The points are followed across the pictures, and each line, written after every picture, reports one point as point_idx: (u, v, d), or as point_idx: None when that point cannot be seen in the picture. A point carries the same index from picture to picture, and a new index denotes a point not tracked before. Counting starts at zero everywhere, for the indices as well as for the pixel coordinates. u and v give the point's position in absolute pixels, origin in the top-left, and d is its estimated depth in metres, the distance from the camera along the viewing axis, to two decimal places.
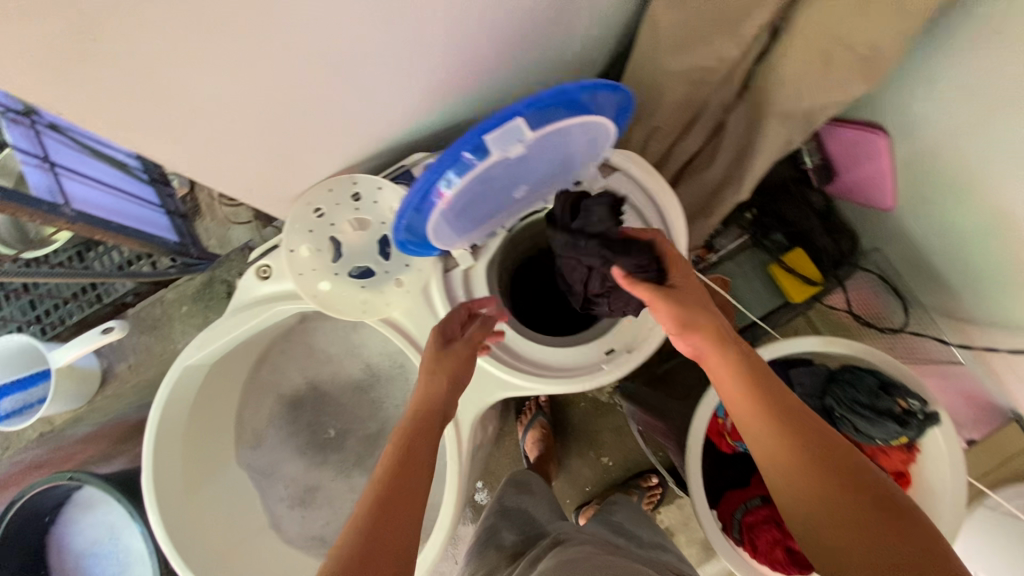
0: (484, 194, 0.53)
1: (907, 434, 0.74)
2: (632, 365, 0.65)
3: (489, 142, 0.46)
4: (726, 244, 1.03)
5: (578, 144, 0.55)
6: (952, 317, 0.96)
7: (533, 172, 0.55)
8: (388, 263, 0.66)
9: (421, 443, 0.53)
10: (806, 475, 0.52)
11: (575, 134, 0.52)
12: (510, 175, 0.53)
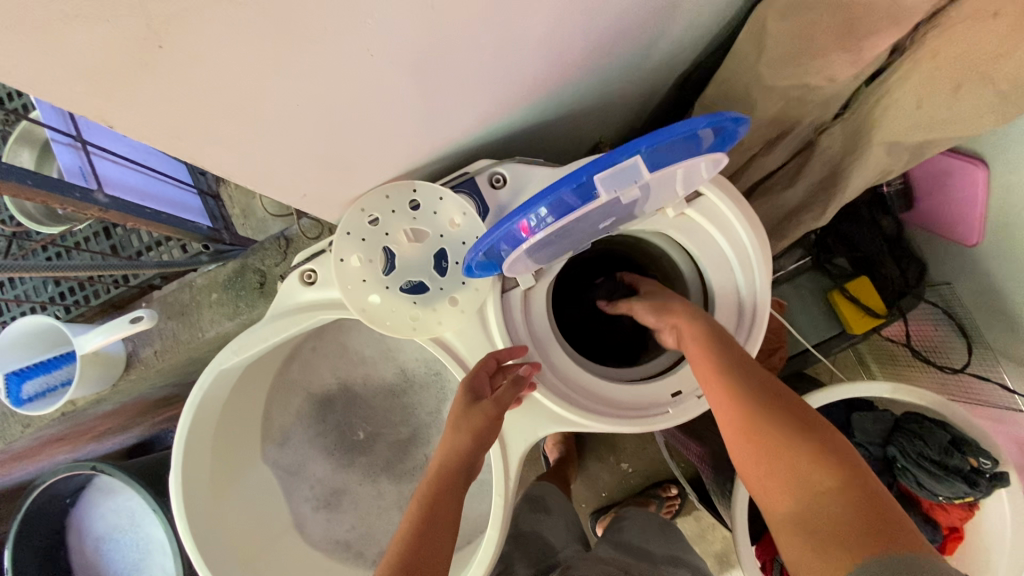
0: (576, 228, 0.51)
1: (974, 495, 0.70)
2: (698, 412, 0.62)
3: (599, 181, 0.44)
4: (786, 265, 0.98)
5: (680, 182, 0.53)
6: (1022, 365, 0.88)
7: (629, 208, 0.53)
8: (443, 279, 0.60)
9: (437, 520, 0.52)
10: (789, 477, 0.51)
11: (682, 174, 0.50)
12: (607, 211, 0.51)
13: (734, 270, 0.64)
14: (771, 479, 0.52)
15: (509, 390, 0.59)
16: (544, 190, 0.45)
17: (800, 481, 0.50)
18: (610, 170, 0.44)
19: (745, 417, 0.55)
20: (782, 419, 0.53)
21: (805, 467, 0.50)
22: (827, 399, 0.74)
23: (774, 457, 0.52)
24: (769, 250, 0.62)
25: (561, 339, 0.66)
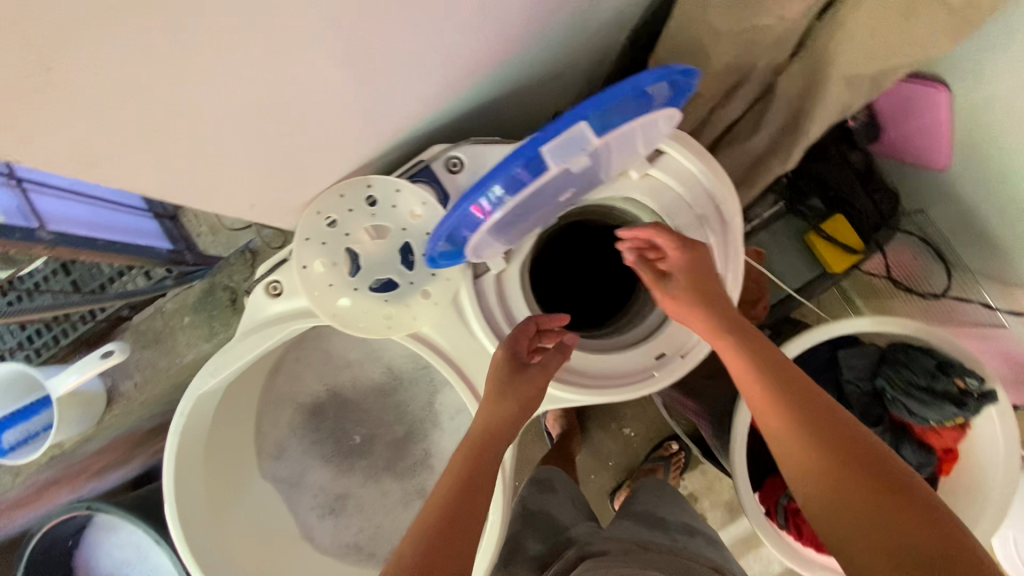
0: (534, 202, 0.50)
1: (965, 415, 0.71)
2: (684, 371, 0.62)
3: (548, 152, 0.43)
4: (761, 213, 0.96)
5: (636, 143, 0.51)
6: (999, 281, 0.91)
7: (587, 174, 0.52)
8: (412, 273, 0.59)
9: (472, 491, 0.51)
10: (858, 499, 0.46)
11: (637, 133, 0.48)
12: (564, 181, 0.50)
13: (704, 227, 0.63)
14: (831, 498, 0.47)
15: (557, 361, 0.59)
16: (494, 168, 0.44)
17: (873, 505, 0.45)
18: (556, 140, 0.42)
19: (805, 425, 0.51)
20: (845, 437, 0.50)
21: (877, 488, 0.46)
22: (811, 343, 0.74)
23: (839, 471, 0.48)
24: (739, 198, 0.60)
25: (542, 316, 0.65)
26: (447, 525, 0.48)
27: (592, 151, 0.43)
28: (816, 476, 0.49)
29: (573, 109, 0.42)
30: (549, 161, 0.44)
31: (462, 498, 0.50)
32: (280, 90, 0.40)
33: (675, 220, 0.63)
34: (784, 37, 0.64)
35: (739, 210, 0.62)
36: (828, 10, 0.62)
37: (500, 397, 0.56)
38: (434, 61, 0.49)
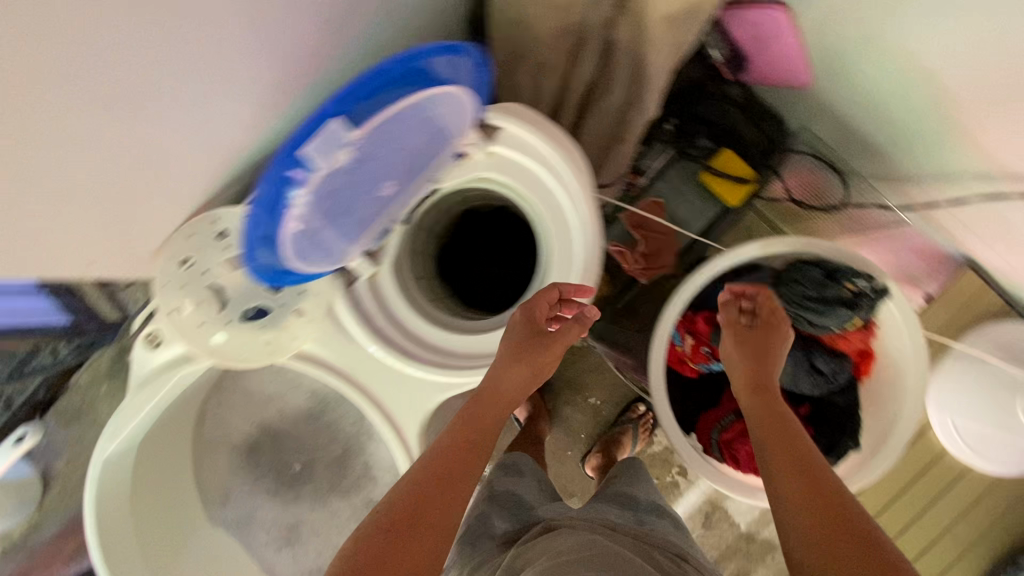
0: (344, 203, 0.50)
1: (859, 315, 0.74)
2: (566, 330, 0.61)
3: (308, 151, 0.42)
4: (653, 163, 0.98)
5: (430, 126, 0.52)
6: (890, 180, 0.91)
7: (391, 165, 0.52)
8: (280, 295, 0.59)
9: (473, 447, 0.54)
10: (829, 525, 0.49)
11: (419, 116, 0.49)
12: (363, 177, 0.50)
13: (557, 193, 0.62)
14: (820, 531, 0.49)
15: (575, 331, 0.61)
16: (267, 179, 0.44)
17: (841, 535, 0.48)
18: (312, 140, 0.42)
19: (796, 462, 0.55)
20: (835, 483, 0.53)
21: (849, 524, 0.49)
22: (700, 276, 0.76)
23: (813, 501, 0.51)
24: (573, 141, 0.60)
25: (425, 307, 0.64)
26: (443, 477, 0.51)
27: (353, 139, 0.43)
28: (794, 496, 0.53)
29: (320, 109, 0.43)
30: (321, 163, 0.44)
31: (461, 453, 0.53)
32: (48, 125, 0.41)
33: (522, 179, 0.62)
34: None
35: (583, 156, 0.62)
36: None
37: (517, 362, 0.58)
38: (214, 71, 0.50)
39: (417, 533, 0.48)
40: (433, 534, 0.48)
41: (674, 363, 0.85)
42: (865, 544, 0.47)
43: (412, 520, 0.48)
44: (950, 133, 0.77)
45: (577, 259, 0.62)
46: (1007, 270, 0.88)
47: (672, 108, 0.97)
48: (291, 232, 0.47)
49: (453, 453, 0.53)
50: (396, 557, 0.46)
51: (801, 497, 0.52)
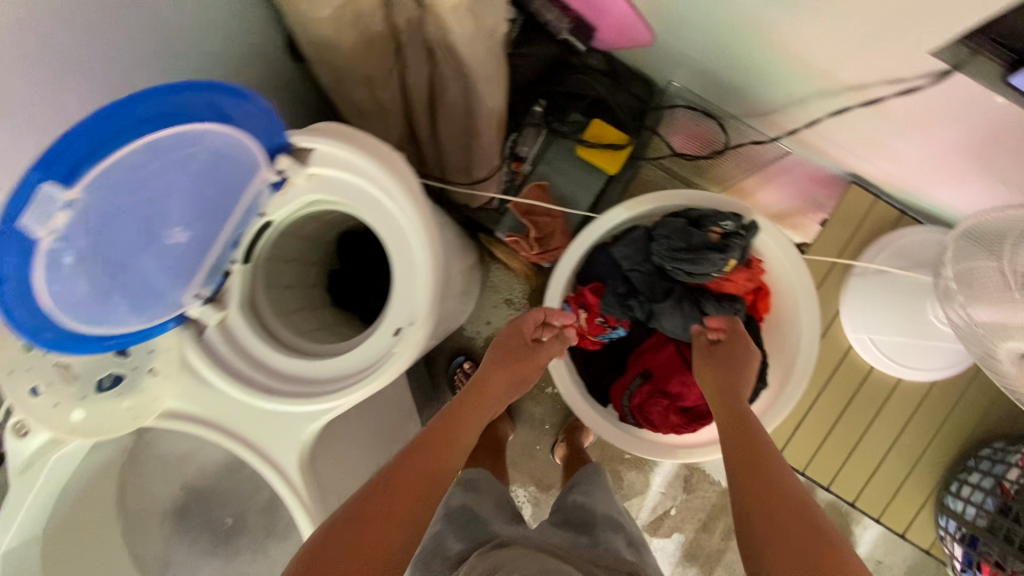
0: (114, 255, 0.49)
1: (733, 257, 0.73)
2: (419, 337, 0.60)
3: (23, 222, 0.43)
4: (530, 147, 0.98)
5: (188, 167, 0.51)
6: (761, 117, 0.91)
7: (162, 211, 0.51)
8: (130, 358, 0.59)
9: (462, 445, 0.65)
10: (773, 487, 0.54)
11: (156, 156, 0.48)
12: (128, 226, 0.49)
13: (384, 201, 0.61)
14: (770, 508, 0.52)
15: (555, 346, 0.76)
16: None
17: (775, 498, 0.53)
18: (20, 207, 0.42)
19: (743, 439, 0.61)
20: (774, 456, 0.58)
21: (785, 488, 0.54)
22: (573, 247, 0.78)
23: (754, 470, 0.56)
24: (389, 149, 0.60)
25: (288, 342, 0.66)
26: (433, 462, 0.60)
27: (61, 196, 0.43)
28: (743, 467, 0.57)
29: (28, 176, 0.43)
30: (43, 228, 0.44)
31: (451, 446, 0.63)
32: None
33: (349, 196, 0.61)
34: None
35: (404, 162, 0.61)
36: None
37: (507, 366, 0.73)
38: None
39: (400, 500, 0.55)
40: (417, 503, 0.56)
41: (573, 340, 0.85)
42: (794, 503, 0.52)
43: (393, 493, 0.55)
44: (788, 61, 0.75)
45: (420, 265, 0.60)
46: (887, 179, 0.87)
47: (536, 89, 0.96)
48: (54, 299, 0.47)
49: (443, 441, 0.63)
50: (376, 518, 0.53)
51: (749, 465, 0.57)
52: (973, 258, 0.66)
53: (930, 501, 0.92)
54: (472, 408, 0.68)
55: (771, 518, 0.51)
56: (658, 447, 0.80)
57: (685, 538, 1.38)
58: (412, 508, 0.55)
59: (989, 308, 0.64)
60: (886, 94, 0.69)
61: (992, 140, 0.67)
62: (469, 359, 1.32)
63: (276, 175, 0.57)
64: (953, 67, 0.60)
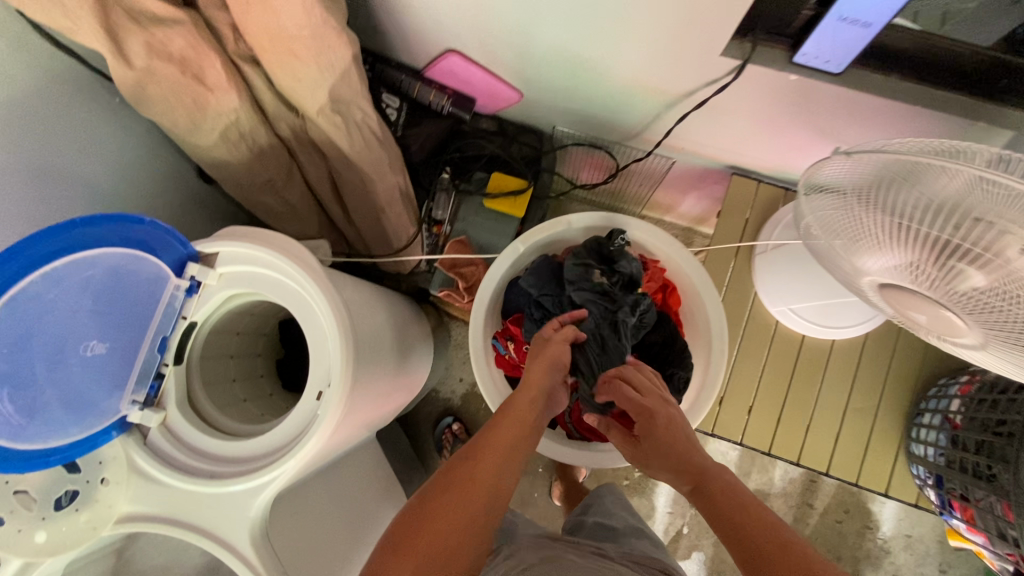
0: (38, 370, 0.54)
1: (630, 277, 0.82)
2: (340, 394, 0.66)
3: None
4: (444, 210, 1.07)
5: (88, 286, 0.57)
6: (636, 138, 1.01)
7: (70, 332, 0.56)
8: (82, 473, 0.65)
9: (512, 460, 0.60)
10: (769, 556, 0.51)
11: (52, 284, 0.54)
12: (49, 345, 0.55)
13: (285, 280, 0.68)
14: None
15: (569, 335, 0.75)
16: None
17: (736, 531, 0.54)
18: None
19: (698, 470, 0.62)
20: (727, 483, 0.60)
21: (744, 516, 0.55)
22: (486, 287, 0.85)
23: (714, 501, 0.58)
24: (285, 235, 0.68)
25: (230, 429, 0.72)
26: (486, 481, 0.57)
27: None
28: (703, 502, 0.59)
29: None
30: None
31: (505, 469, 0.59)
32: None
33: (255, 285, 0.68)
34: (266, 117, 0.75)
35: (295, 241, 0.68)
36: (271, 82, 0.72)
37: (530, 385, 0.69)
38: None
39: (454, 528, 0.52)
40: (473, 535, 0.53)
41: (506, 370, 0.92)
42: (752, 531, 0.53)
43: (446, 515, 0.53)
44: (629, 89, 0.85)
45: (329, 328, 0.67)
46: (760, 163, 0.95)
47: (438, 160, 1.06)
48: None
49: (490, 459, 0.59)
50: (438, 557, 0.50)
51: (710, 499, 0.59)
52: (823, 205, 0.66)
53: (901, 451, 0.93)
54: (513, 427, 0.63)
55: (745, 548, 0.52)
56: (607, 454, 0.80)
57: (706, 556, 1.33)
58: (466, 540, 0.52)
59: (870, 255, 0.63)
60: (711, 94, 0.78)
61: (811, 110, 0.76)
62: (456, 419, 1.35)
63: (186, 281, 0.65)
64: (743, 61, 0.69)
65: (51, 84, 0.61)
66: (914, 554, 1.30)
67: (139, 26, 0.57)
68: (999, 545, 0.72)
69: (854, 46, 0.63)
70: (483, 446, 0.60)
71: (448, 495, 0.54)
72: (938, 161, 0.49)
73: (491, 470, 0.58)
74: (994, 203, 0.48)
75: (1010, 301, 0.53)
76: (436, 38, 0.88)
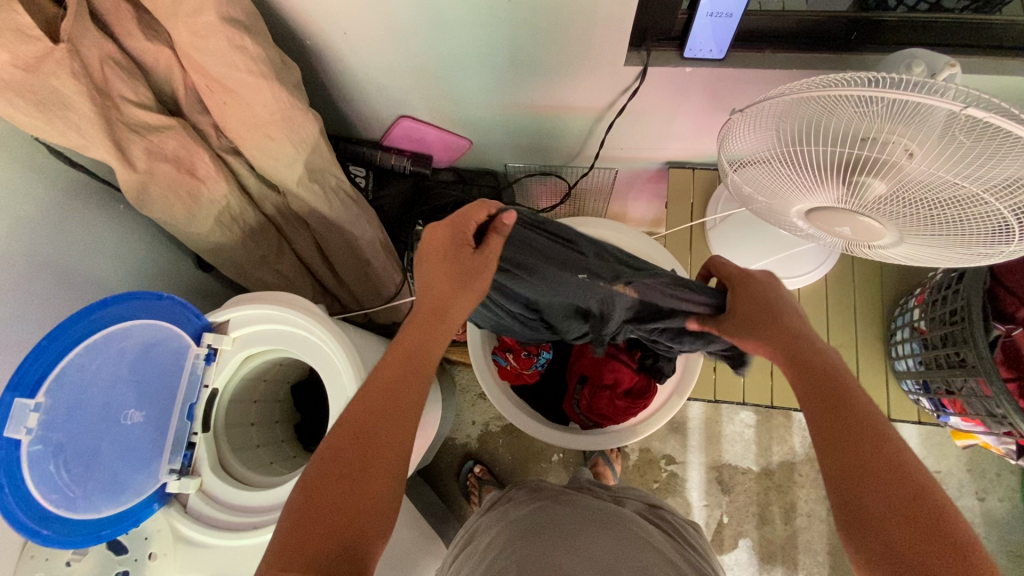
0: (87, 440, 0.60)
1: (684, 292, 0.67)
2: None
3: (6, 431, 0.53)
4: None
5: (121, 357, 0.64)
6: (578, 156, 1.14)
7: (112, 400, 0.63)
8: (129, 552, 0.67)
9: (404, 398, 0.56)
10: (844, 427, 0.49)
11: (96, 354, 0.61)
12: (94, 415, 0.61)
13: (292, 329, 0.74)
14: (861, 472, 0.46)
15: (498, 246, 0.61)
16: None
17: (862, 469, 0.46)
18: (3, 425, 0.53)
19: (816, 377, 0.53)
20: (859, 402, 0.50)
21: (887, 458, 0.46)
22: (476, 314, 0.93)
23: (837, 428, 0.49)
24: (284, 289, 0.74)
25: (264, 485, 0.75)
26: (386, 438, 0.53)
27: (39, 409, 0.55)
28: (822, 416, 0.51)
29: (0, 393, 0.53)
30: (20, 434, 0.54)
31: (390, 415, 0.54)
32: None
33: (266, 341, 0.74)
34: (252, 199, 0.84)
35: (293, 293, 0.74)
36: (251, 169, 0.82)
37: (421, 315, 0.62)
38: None
39: (356, 492, 0.50)
40: (382, 488, 0.51)
41: (511, 381, 0.99)
42: (884, 468, 0.45)
43: (347, 478, 0.50)
44: (559, 114, 0.98)
45: (340, 364, 0.73)
46: (691, 152, 1.08)
47: (410, 215, 1.15)
48: (47, 496, 0.56)
49: (379, 414, 0.54)
50: (346, 515, 0.49)
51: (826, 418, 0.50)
52: (746, 163, 0.76)
53: (887, 372, 0.99)
54: (399, 368, 0.58)
55: (864, 495, 0.45)
56: (620, 432, 0.89)
57: (753, 542, 1.32)
58: (370, 480, 0.51)
59: (798, 191, 0.72)
60: (628, 100, 0.91)
61: (713, 94, 0.89)
62: (478, 462, 1.36)
63: (204, 348, 0.71)
64: (644, 66, 0.82)
65: (60, 201, 0.70)
66: (951, 489, 1.30)
67: (138, 135, 0.66)
68: (993, 425, 0.79)
69: (725, 33, 0.76)
70: (370, 403, 0.55)
71: (352, 456, 0.51)
72: (828, 90, 0.56)
73: (389, 424, 0.54)
74: (883, 120, 0.58)
75: (907, 202, 0.63)
76: (388, 108, 1.01)
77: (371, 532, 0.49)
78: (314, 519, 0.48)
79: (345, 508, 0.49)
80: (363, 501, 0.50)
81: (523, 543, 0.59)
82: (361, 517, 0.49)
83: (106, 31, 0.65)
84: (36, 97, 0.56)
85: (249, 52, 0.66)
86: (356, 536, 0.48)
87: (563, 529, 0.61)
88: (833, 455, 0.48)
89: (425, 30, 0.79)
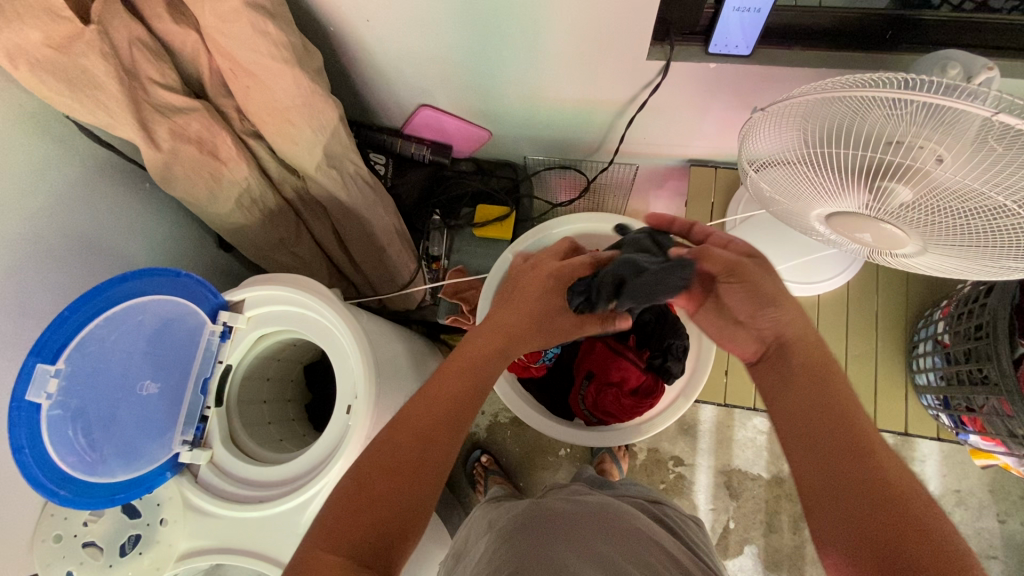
0: (104, 408, 0.63)
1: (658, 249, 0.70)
2: (366, 405, 0.72)
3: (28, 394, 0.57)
4: (439, 246, 1.18)
5: (139, 330, 0.66)
6: (598, 151, 1.13)
7: (129, 370, 0.66)
8: (142, 516, 0.69)
9: (461, 408, 0.58)
10: (826, 445, 0.50)
11: (114, 327, 0.64)
12: (111, 384, 0.64)
13: (307, 312, 0.75)
14: (841, 488, 0.47)
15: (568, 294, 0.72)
16: (10, 428, 0.56)
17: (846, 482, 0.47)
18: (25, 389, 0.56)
19: (807, 395, 0.54)
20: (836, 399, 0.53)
21: (868, 463, 0.48)
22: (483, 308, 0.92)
23: (821, 445, 0.50)
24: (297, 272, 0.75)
25: (272, 461, 0.77)
26: (438, 444, 0.54)
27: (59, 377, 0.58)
28: (792, 419, 0.54)
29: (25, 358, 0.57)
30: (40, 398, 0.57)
31: (448, 422, 0.56)
32: None
33: (280, 321, 0.76)
34: (272, 182, 0.86)
35: (306, 275, 0.76)
36: (272, 152, 0.83)
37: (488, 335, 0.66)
38: None
39: (399, 492, 0.50)
40: (423, 492, 0.52)
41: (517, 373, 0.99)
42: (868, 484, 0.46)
43: (397, 476, 0.51)
44: (579, 107, 0.98)
45: (348, 348, 0.74)
46: (714, 151, 1.06)
47: (427, 205, 1.16)
48: (65, 459, 0.59)
49: (437, 420, 0.56)
50: (381, 509, 0.49)
51: (806, 426, 0.52)
52: (765, 164, 0.74)
53: (905, 385, 0.97)
54: (463, 380, 0.60)
55: (850, 513, 0.45)
56: (625, 431, 0.88)
57: (759, 549, 1.30)
58: (417, 482, 0.52)
59: (817, 196, 0.71)
60: (650, 95, 0.90)
61: (739, 92, 0.87)
62: (485, 451, 1.38)
63: (220, 326, 0.73)
64: (667, 61, 0.81)
65: (87, 175, 0.73)
66: (970, 510, 1.25)
67: (163, 116, 0.68)
68: (1015, 446, 0.76)
69: (753, 29, 0.74)
70: (432, 406, 0.57)
71: (404, 457, 0.52)
72: (858, 91, 0.54)
73: (445, 432, 0.55)
74: (912, 126, 0.56)
75: (934, 211, 0.60)
76: (409, 97, 1.02)
77: (408, 534, 0.50)
78: (355, 508, 0.49)
79: (387, 506, 0.50)
80: (405, 502, 0.50)
81: (506, 541, 0.59)
82: (399, 513, 0.50)
83: (135, 13, 0.67)
84: (66, 76, 0.58)
85: (272, 37, 0.67)
86: (393, 534, 0.49)
87: (542, 527, 0.61)
88: (817, 471, 0.49)
89: (446, 19, 0.78)
